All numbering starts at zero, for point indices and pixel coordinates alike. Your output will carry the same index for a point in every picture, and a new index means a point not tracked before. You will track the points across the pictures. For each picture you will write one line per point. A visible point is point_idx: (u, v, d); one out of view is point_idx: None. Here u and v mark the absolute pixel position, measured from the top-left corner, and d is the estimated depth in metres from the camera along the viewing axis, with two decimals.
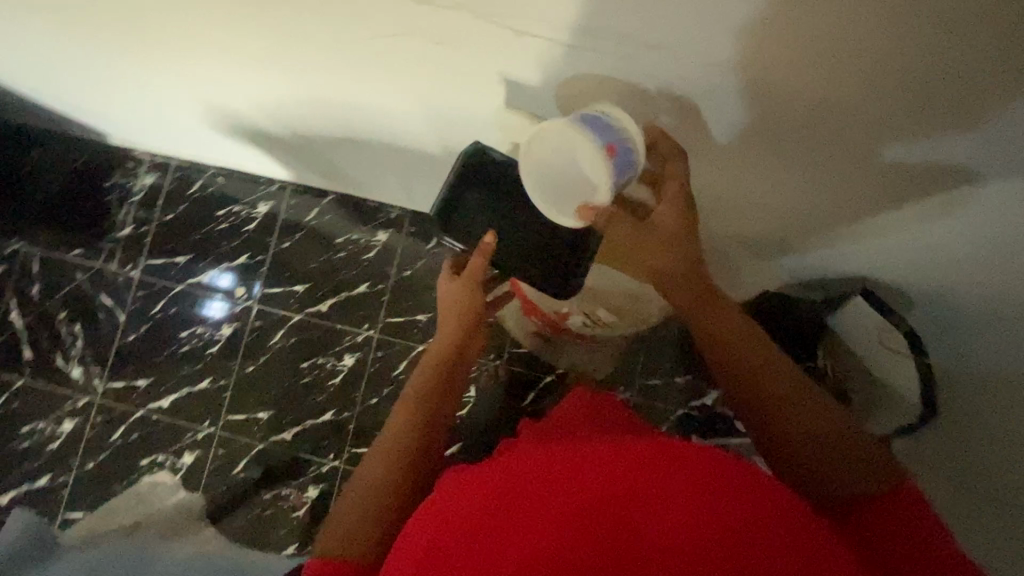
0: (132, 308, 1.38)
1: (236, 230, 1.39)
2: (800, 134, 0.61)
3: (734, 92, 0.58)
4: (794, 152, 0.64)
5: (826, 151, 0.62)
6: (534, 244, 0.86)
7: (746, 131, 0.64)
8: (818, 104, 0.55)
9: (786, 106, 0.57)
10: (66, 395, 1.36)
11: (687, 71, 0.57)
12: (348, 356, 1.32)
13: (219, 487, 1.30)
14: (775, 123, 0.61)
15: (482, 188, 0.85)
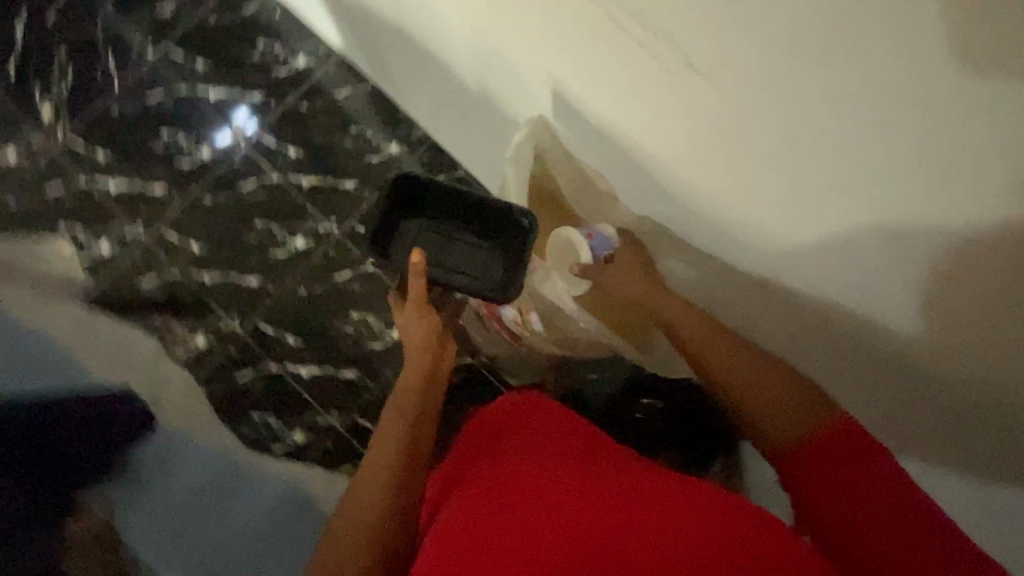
0: (127, 85, 1.25)
1: (264, 66, 1.27)
2: (838, 190, 0.53)
3: (800, 109, 0.50)
4: (819, 215, 0.57)
5: (858, 224, 0.54)
6: (465, 256, 0.88)
7: (779, 168, 0.57)
8: (849, 187, 0.51)
9: (845, 144, 0.49)
10: (26, 127, 1.22)
11: (769, 65, 0.49)
12: (301, 238, 1.23)
13: (114, 288, 1.18)
14: (818, 164, 0.53)
15: (412, 210, 0.88)
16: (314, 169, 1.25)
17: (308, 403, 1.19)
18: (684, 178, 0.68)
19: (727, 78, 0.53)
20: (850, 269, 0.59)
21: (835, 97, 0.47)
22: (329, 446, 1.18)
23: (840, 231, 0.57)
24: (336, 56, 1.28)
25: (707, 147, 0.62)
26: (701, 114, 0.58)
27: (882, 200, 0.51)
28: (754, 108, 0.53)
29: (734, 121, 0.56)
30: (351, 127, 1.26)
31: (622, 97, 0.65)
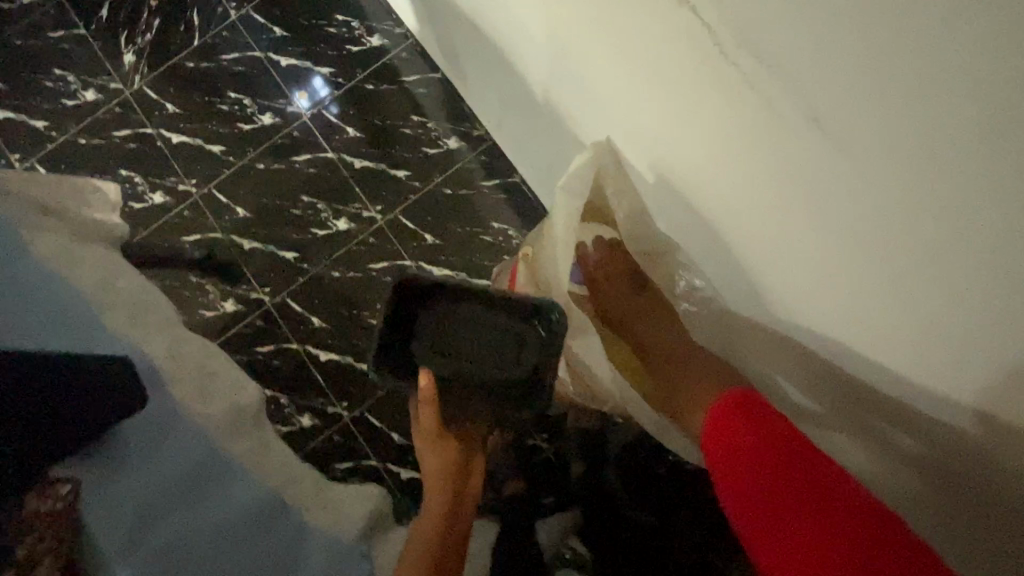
0: (206, 42, 1.26)
1: (339, 41, 1.25)
2: (914, 307, 0.46)
3: (827, 129, 0.43)
4: (890, 326, 0.50)
5: (936, 347, 0.47)
6: (491, 340, 0.75)
7: (850, 267, 0.50)
8: (886, 220, 0.44)
9: (930, 264, 0.42)
10: (108, 70, 1.25)
11: (817, 119, 0.43)
12: (344, 221, 1.20)
13: (159, 240, 1.20)
14: (895, 275, 0.46)
15: (422, 306, 0.76)
16: (369, 152, 1.22)
17: (322, 389, 1.16)
18: (744, 249, 0.62)
19: (806, 162, 0.47)
20: (918, 389, 0.52)
21: (927, 214, 0.40)
22: (335, 438, 1.15)
23: (909, 350, 0.50)
24: (412, 40, 1.24)
25: (772, 226, 0.55)
26: (771, 192, 0.52)
27: (968, 333, 0.43)
28: (832, 201, 0.47)
29: (806, 208, 0.50)
30: (413, 114, 1.22)
31: (689, 153, 0.59)
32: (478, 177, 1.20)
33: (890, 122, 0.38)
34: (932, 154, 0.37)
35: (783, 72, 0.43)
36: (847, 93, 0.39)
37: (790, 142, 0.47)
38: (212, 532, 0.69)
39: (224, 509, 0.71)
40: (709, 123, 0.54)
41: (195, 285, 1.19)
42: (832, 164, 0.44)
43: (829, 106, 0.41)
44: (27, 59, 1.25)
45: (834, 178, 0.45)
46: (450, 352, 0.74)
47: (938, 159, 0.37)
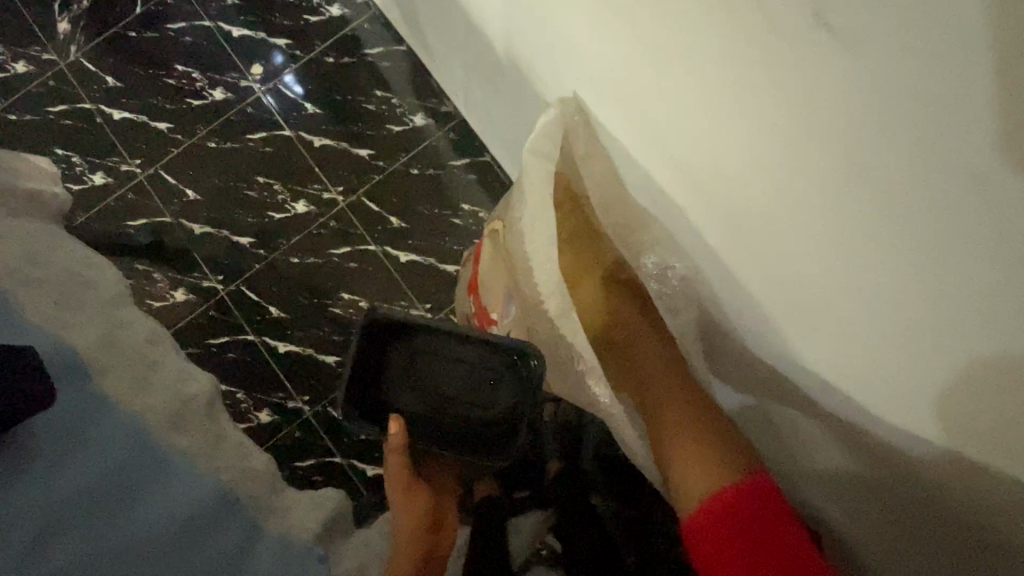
0: (150, 10, 1.17)
1: (295, 11, 1.17)
2: (892, 301, 0.43)
3: (796, 101, 0.39)
4: (867, 324, 0.46)
5: (917, 347, 0.43)
6: (466, 379, 0.68)
7: (829, 259, 0.45)
8: (851, 199, 0.40)
9: (908, 248, 0.39)
10: (41, 39, 1.15)
11: (786, 90, 0.39)
12: (303, 205, 1.12)
13: (100, 225, 1.10)
14: (878, 266, 0.42)
15: (395, 344, 0.69)
16: (330, 129, 1.14)
17: (279, 383, 1.09)
18: (708, 239, 0.57)
19: (788, 138, 0.42)
20: (893, 390, 0.48)
21: (924, 196, 0.35)
22: (295, 435, 1.08)
23: (886, 351, 0.46)
24: (375, 10, 1.16)
25: (746, 213, 0.50)
26: (747, 175, 0.48)
27: (955, 331, 0.40)
28: (815, 182, 0.42)
29: (785, 192, 0.45)
30: (377, 90, 1.14)
31: (657, 130, 0.54)
32: (447, 156, 1.13)
33: (890, 91, 0.33)
34: (942, 123, 0.32)
35: (777, 29, 0.37)
36: (846, 55, 0.34)
37: (772, 116, 0.42)
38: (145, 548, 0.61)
39: (161, 517, 0.63)
40: (679, 96, 0.49)
41: (141, 274, 1.10)
42: (819, 139, 0.40)
43: (824, 70, 0.36)
44: None
45: (820, 157, 0.40)
46: (421, 392, 0.68)
47: (945, 130, 0.32)
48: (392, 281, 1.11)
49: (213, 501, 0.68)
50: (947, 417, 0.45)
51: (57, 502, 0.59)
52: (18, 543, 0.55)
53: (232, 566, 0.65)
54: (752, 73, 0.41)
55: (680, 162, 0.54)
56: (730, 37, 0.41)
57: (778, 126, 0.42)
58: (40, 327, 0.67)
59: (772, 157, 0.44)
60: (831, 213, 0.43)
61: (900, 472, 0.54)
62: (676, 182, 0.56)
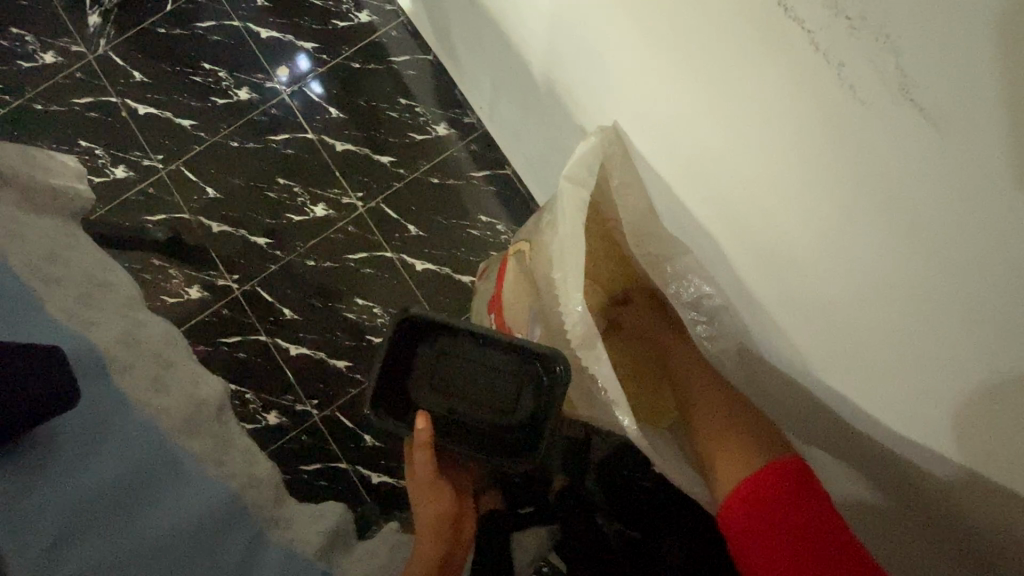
0: (181, 8, 1.17)
1: (325, 15, 1.17)
2: (923, 346, 0.42)
3: (839, 138, 0.39)
4: (892, 362, 0.45)
5: (944, 389, 0.42)
6: (491, 385, 0.67)
7: (860, 296, 0.45)
8: (890, 242, 0.39)
9: (943, 296, 0.38)
10: (71, 31, 1.16)
11: (831, 126, 0.39)
12: (322, 208, 1.12)
13: (119, 219, 1.11)
14: (904, 304, 0.41)
15: (425, 343, 0.69)
16: (353, 134, 1.14)
17: (289, 386, 1.09)
18: (738, 264, 0.57)
19: (820, 171, 0.42)
20: (918, 432, 0.47)
21: (964, 246, 0.35)
22: (303, 438, 1.08)
23: (915, 393, 0.45)
24: (403, 18, 1.17)
25: (775, 241, 0.50)
26: (777, 204, 0.47)
27: (984, 377, 0.39)
28: (846, 217, 0.42)
29: (814, 224, 0.45)
30: (401, 97, 1.15)
31: (691, 155, 0.54)
32: (468, 167, 1.13)
33: (939, 140, 0.33)
34: (979, 170, 0.32)
35: (814, 65, 0.37)
36: (881, 95, 0.34)
37: (806, 148, 0.42)
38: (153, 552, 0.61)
39: (172, 521, 0.63)
40: (718, 122, 0.49)
41: (157, 270, 1.10)
42: (851, 174, 0.39)
43: (860, 107, 0.36)
44: None
45: (860, 194, 0.40)
46: (444, 395, 0.68)
47: (983, 177, 0.32)
48: (408, 289, 1.11)
49: (222, 508, 0.68)
50: (976, 462, 0.44)
51: (73, 503, 0.59)
52: (34, 542, 0.56)
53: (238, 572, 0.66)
54: (796, 106, 0.40)
55: (717, 191, 0.54)
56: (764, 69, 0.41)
57: (819, 161, 0.41)
58: (68, 325, 0.68)
59: (811, 191, 0.43)
60: (867, 252, 0.42)
61: (931, 520, 0.53)
62: (710, 211, 0.56)
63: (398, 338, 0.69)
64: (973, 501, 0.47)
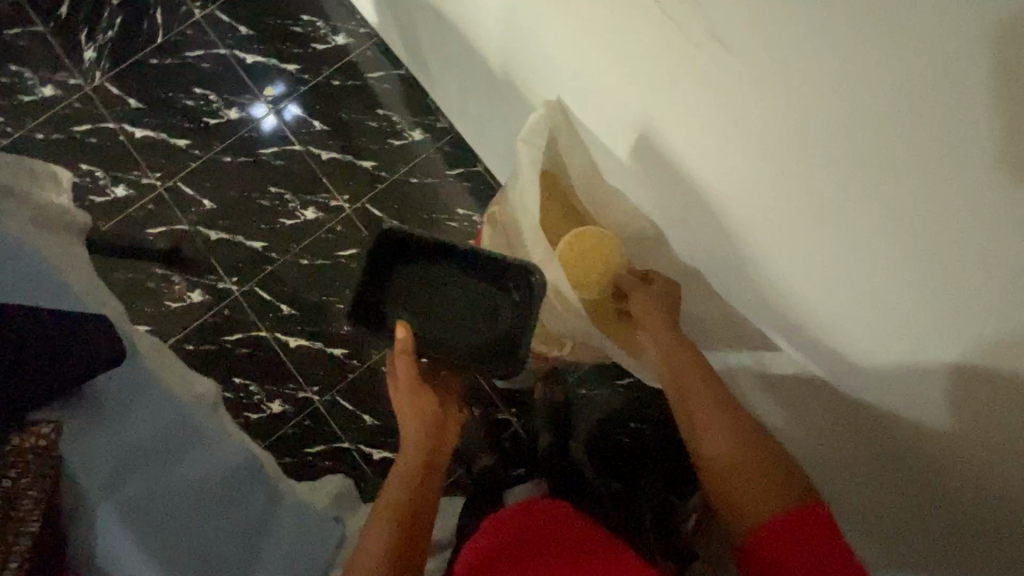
0: (170, 40, 1.28)
1: (303, 39, 1.30)
2: (903, 265, 0.48)
3: (809, 88, 0.45)
4: (888, 287, 0.50)
5: (938, 304, 0.47)
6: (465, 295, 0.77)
7: (845, 230, 0.51)
8: (867, 174, 0.46)
9: (917, 214, 0.44)
10: (68, 66, 1.26)
11: (803, 79, 0.45)
12: (312, 211, 1.23)
13: (122, 233, 1.20)
14: (886, 230, 0.47)
15: (403, 264, 0.78)
16: (335, 144, 1.26)
17: (290, 375, 1.18)
18: (741, 240, 0.63)
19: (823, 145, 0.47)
20: (908, 354, 0.53)
21: (927, 165, 0.41)
22: (306, 422, 1.16)
23: (901, 310, 0.51)
24: (375, 39, 1.30)
25: (780, 214, 0.56)
26: (783, 181, 0.53)
27: (969, 292, 0.44)
28: (825, 157, 0.48)
29: (819, 195, 0.51)
30: (378, 109, 1.27)
31: (657, 132, 0.63)
32: (442, 167, 1.25)
33: (895, 77, 0.39)
34: (969, 124, 0.37)
35: (816, 51, 0.43)
36: (868, 54, 0.40)
37: (810, 126, 0.47)
38: (190, 499, 0.61)
39: (209, 471, 0.64)
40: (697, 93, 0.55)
41: (161, 278, 1.19)
42: (853, 144, 0.45)
43: (860, 84, 0.42)
44: None
45: (835, 136, 0.46)
46: (422, 309, 0.76)
47: (974, 129, 0.37)
48: None
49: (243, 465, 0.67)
50: (953, 365, 0.50)
51: (125, 449, 0.61)
52: (93, 476, 0.59)
53: (256, 533, 0.64)
54: (768, 68, 0.47)
55: (698, 154, 0.60)
56: (767, 62, 0.47)
57: (795, 112, 0.48)
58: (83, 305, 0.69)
59: (789, 141, 0.50)
60: (845, 186, 0.48)
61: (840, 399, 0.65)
62: (693, 172, 0.63)
63: (377, 257, 0.77)
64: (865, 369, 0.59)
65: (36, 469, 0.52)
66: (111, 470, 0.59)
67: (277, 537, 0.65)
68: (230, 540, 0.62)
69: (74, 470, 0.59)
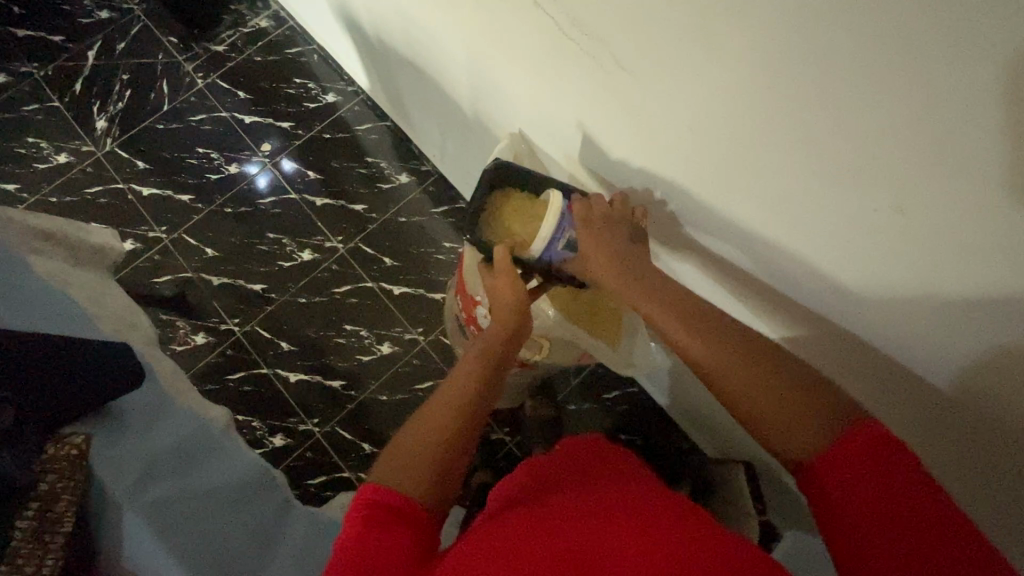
0: (174, 107, 1.41)
1: (296, 100, 1.42)
2: (898, 242, 0.45)
3: (766, 80, 0.44)
4: (886, 265, 0.48)
5: (943, 279, 0.45)
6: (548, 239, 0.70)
7: (828, 213, 0.48)
8: (841, 158, 0.44)
9: (902, 189, 0.42)
10: (82, 135, 1.38)
11: (761, 68, 0.44)
12: (308, 253, 1.32)
13: (131, 284, 1.28)
14: (873, 209, 0.45)
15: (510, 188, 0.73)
16: (328, 191, 1.36)
17: (291, 409, 1.23)
18: (735, 242, 0.61)
19: (800, 146, 0.46)
20: (917, 330, 0.50)
21: (900, 143, 0.39)
22: (307, 454, 1.20)
23: (904, 286, 0.48)
24: (362, 95, 1.42)
25: (765, 216, 0.54)
26: (766, 180, 0.51)
27: (969, 265, 0.42)
28: (794, 145, 0.46)
29: (803, 194, 0.49)
30: (366, 157, 1.39)
31: (632, 149, 0.64)
32: (428, 206, 1.35)
33: (852, 59, 0.38)
34: (953, 116, 0.36)
35: (778, 71, 0.43)
36: (819, 41, 0.39)
37: (787, 130, 0.46)
38: (210, 498, 0.69)
39: (225, 477, 0.73)
40: (659, 96, 0.54)
41: (166, 322, 1.26)
42: (833, 142, 0.43)
43: (829, 85, 0.40)
44: (4, 132, 1.37)
45: (799, 122, 0.44)
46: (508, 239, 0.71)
47: (959, 117, 0.35)
48: (389, 312, 1.29)
49: (255, 477, 0.76)
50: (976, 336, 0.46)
51: (150, 457, 0.68)
52: (124, 478, 0.66)
53: (273, 528, 0.73)
54: (727, 63, 0.46)
55: (664, 160, 0.61)
56: (724, 73, 0.47)
57: (754, 106, 0.47)
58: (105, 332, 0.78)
59: (756, 131, 0.48)
60: (821, 171, 0.46)
61: None
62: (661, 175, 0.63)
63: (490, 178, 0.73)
64: (816, 350, 0.63)
65: (70, 473, 0.61)
66: (144, 472, 0.67)
67: (283, 548, 0.71)
68: (246, 542, 0.69)
69: (101, 476, 0.65)
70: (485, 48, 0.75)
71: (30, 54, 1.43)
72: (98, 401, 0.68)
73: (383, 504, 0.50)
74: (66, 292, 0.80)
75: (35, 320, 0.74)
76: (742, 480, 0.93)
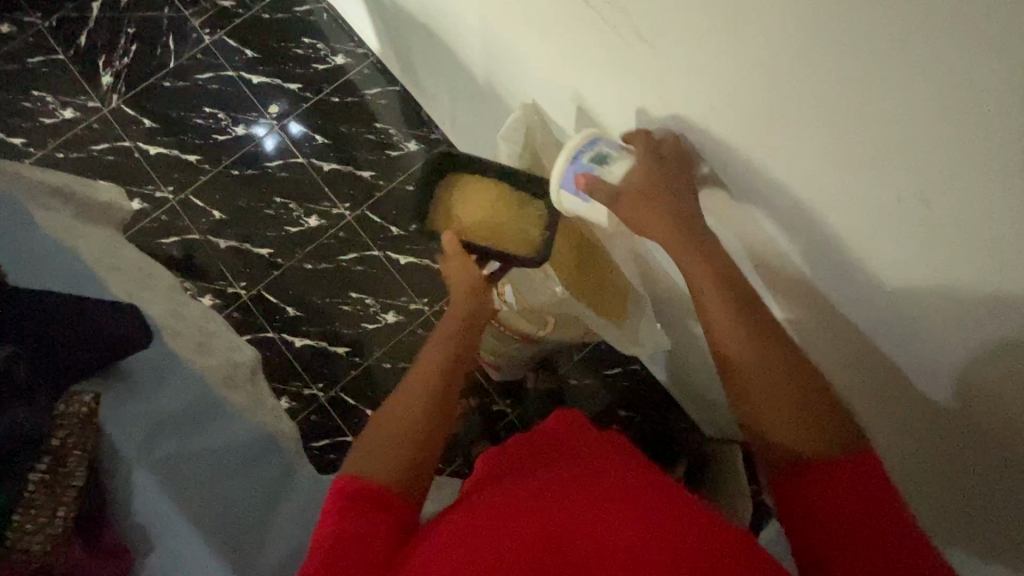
0: (181, 64, 1.38)
1: (305, 61, 1.39)
2: (913, 244, 0.42)
3: (787, 61, 0.41)
4: (901, 268, 0.45)
5: (956, 288, 0.42)
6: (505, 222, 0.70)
7: (844, 206, 0.46)
8: (862, 151, 0.41)
9: (923, 189, 0.39)
10: (87, 90, 1.35)
11: (784, 48, 0.40)
12: (315, 218, 1.31)
13: (138, 243, 1.28)
14: (891, 206, 0.42)
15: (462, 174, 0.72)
16: (336, 156, 1.34)
17: (296, 373, 1.25)
18: (749, 228, 0.58)
19: (818, 133, 0.43)
20: (928, 338, 0.48)
21: (922, 139, 0.36)
22: (311, 418, 1.23)
23: (916, 292, 0.45)
24: (372, 58, 1.39)
25: (780, 204, 0.52)
26: (782, 167, 0.48)
27: (986, 276, 0.39)
28: (813, 132, 0.43)
29: (819, 185, 0.46)
30: (375, 123, 1.36)
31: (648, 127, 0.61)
32: None
33: (878, 44, 0.35)
34: (972, 115, 0.33)
35: (801, 52, 0.40)
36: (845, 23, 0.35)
37: (808, 114, 0.43)
38: (203, 464, 0.70)
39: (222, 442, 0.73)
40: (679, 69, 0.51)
41: None
42: (854, 133, 0.40)
43: (853, 71, 0.37)
44: (10, 85, 1.35)
45: (819, 108, 0.41)
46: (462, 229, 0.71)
47: (987, 117, 0.32)
48: (395, 281, 1.29)
49: (254, 440, 0.76)
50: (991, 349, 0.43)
51: (149, 420, 0.69)
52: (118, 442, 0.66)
53: (270, 493, 0.73)
54: (750, 41, 0.43)
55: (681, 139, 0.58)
56: (746, 49, 0.44)
57: (774, 88, 0.43)
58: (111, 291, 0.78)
59: (775, 116, 0.45)
60: (839, 162, 0.43)
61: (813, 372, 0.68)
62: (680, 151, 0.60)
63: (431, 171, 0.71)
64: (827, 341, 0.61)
65: (78, 431, 0.62)
66: (138, 437, 0.67)
67: (282, 509, 0.72)
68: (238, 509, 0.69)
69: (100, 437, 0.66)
70: (500, 12, 0.72)
71: (34, 4, 1.40)
72: (107, 359, 0.68)
73: (360, 489, 0.53)
74: (73, 250, 0.80)
75: (40, 277, 0.74)
76: (740, 462, 0.93)
